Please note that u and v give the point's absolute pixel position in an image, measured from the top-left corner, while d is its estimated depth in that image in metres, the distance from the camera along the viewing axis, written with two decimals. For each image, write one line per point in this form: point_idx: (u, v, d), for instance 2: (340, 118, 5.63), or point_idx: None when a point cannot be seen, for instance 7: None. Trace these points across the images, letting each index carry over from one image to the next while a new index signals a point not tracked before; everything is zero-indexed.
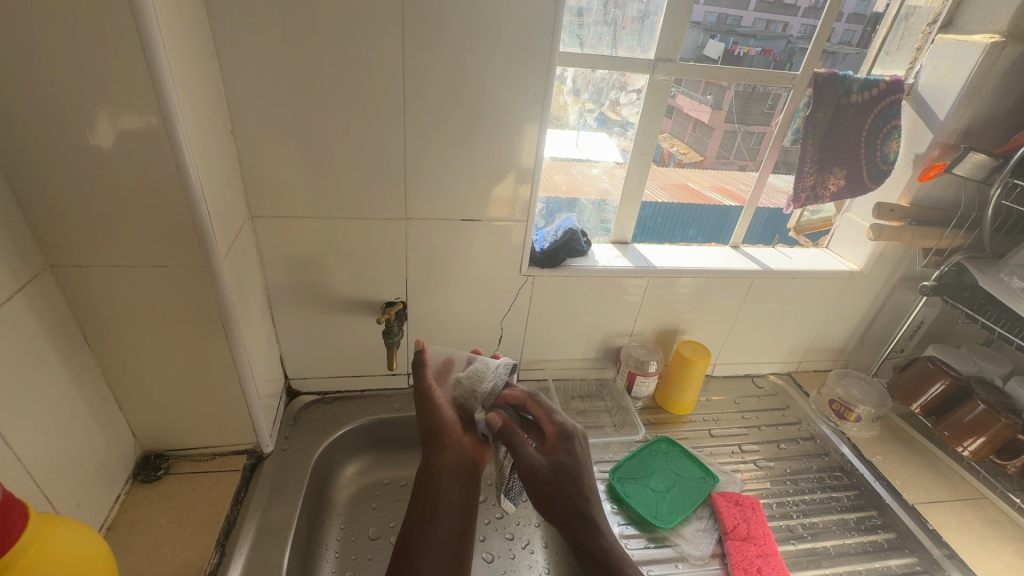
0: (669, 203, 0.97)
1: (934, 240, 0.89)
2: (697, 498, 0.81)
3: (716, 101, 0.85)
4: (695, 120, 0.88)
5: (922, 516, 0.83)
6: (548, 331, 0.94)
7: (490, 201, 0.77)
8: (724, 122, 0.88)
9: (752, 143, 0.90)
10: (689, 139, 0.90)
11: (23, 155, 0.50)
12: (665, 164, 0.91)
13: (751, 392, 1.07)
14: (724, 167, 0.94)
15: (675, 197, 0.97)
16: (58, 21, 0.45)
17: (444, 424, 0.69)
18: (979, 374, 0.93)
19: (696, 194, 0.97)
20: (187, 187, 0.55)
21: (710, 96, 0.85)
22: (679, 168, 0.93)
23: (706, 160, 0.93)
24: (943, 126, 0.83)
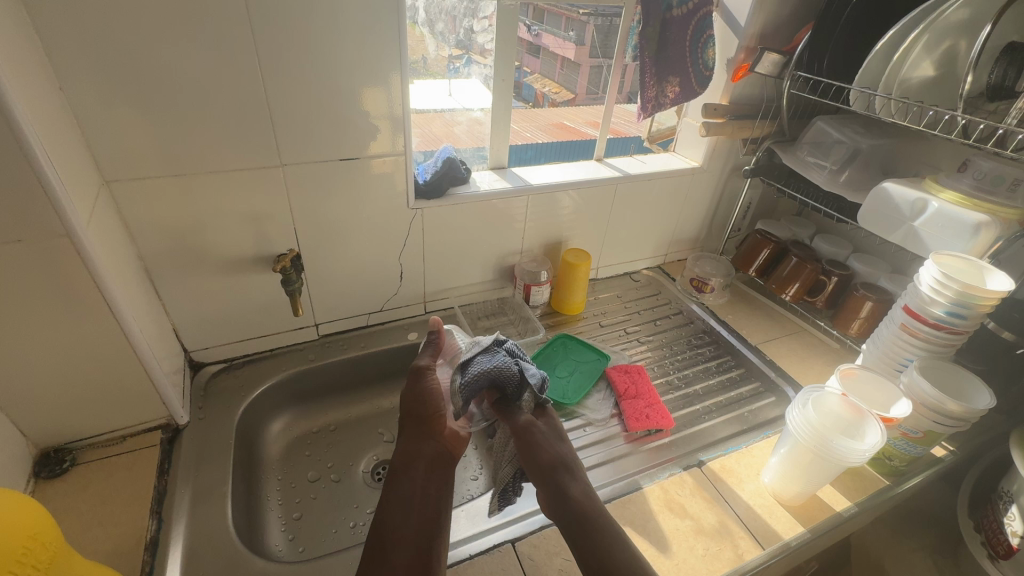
0: (548, 142, 1.09)
1: (750, 130, 1.06)
2: (595, 375, 0.95)
3: (578, 36, 0.97)
4: (562, 59, 0.99)
5: (761, 351, 1.05)
6: (443, 260, 1.00)
7: (366, 138, 0.79)
8: (589, 58, 1.01)
9: (621, 78, 1.04)
10: (558, 78, 1.02)
11: None
12: (541, 104, 1.03)
13: (629, 285, 1.24)
14: (593, 103, 1.08)
15: (554, 135, 1.11)
16: None
17: (432, 410, 0.77)
18: (794, 237, 1.17)
19: (572, 130, 1.12)
20: (25, 150, 0.50)
21: (572, 32, 0.97)
22: (552, 107, 1.05)
23: (577, 97, 1.06)
24: (745, 32, 0.98)
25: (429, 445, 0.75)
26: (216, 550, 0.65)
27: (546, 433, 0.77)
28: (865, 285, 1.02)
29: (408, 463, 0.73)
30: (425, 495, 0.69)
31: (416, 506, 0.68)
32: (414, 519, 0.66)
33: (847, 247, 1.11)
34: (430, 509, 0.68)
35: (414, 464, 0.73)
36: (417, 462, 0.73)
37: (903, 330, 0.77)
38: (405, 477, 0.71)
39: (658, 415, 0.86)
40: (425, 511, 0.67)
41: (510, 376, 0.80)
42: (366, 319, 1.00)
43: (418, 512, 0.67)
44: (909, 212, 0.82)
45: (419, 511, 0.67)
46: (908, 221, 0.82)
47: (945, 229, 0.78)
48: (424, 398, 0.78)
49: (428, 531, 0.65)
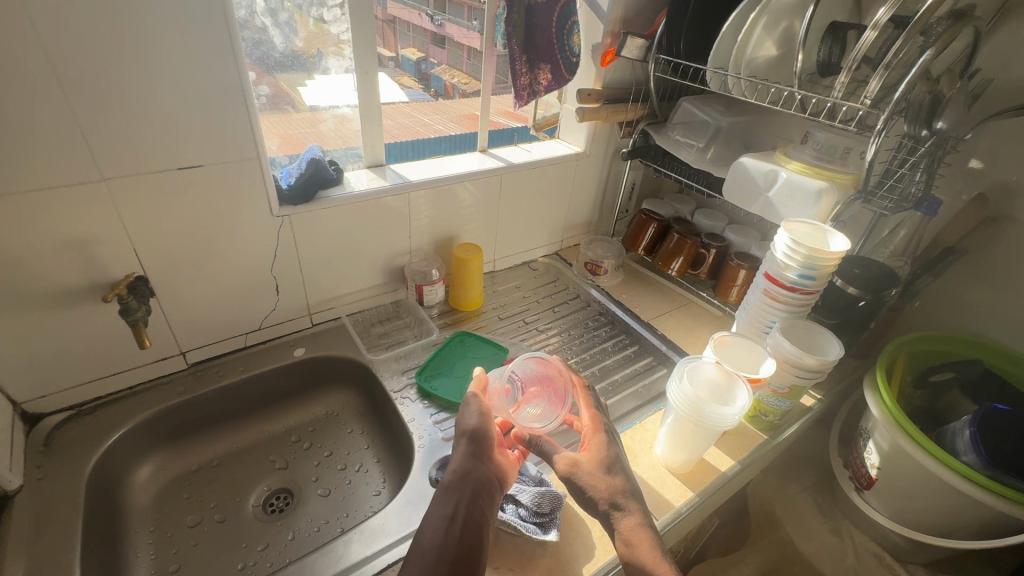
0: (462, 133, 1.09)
1: (625, 113, 1.08)
2: (494, 370, 0.94)
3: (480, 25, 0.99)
4: (469, 48, 1.03)
5: (653, 327, 1.09)
6: (324, 268, 0.94)
7: (206, 143, 0.71)
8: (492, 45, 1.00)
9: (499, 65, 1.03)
10: (466, 70, 1.07)
11: None
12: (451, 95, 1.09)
13: (528, 274, 1.24)
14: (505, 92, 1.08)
15: (468, 127, 1.11)
16: None
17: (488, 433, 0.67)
18: (676, 215, 1.22)
19: (486, 123, 1.12)
20: None
21: (475, 22, 1.00)
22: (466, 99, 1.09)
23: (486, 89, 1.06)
24: (608, 17, 1.00)
25: (481, 467, 0.63)
26: None
27: (619, 503, 0.62)
28: (739, 254, 1.09)
29: (455, 486, 0.61)
30: (470, 522, 0.57)
31: (452, 524, 0.57)
32: (460, 548, 0.54)
33: (722, 220, 1.17)
34: (474, 538, 0.56)
35: (463, 487, 0.60)
36: (461, 484, 0.61)
37: (765, 295, 0.83)
38: (451, 500, 0.59)
39: None
40: (469, 534, 0.56)
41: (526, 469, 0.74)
42: (244, 341, 0.92)
43: (468, 530, 0.56)
44: (764, 183, 0.87)
45: (458, 534, 0.56)
46: (764, 191, 0.88)
47: (796, 197, 0.84)
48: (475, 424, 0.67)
49: (469, 557, 0.54)
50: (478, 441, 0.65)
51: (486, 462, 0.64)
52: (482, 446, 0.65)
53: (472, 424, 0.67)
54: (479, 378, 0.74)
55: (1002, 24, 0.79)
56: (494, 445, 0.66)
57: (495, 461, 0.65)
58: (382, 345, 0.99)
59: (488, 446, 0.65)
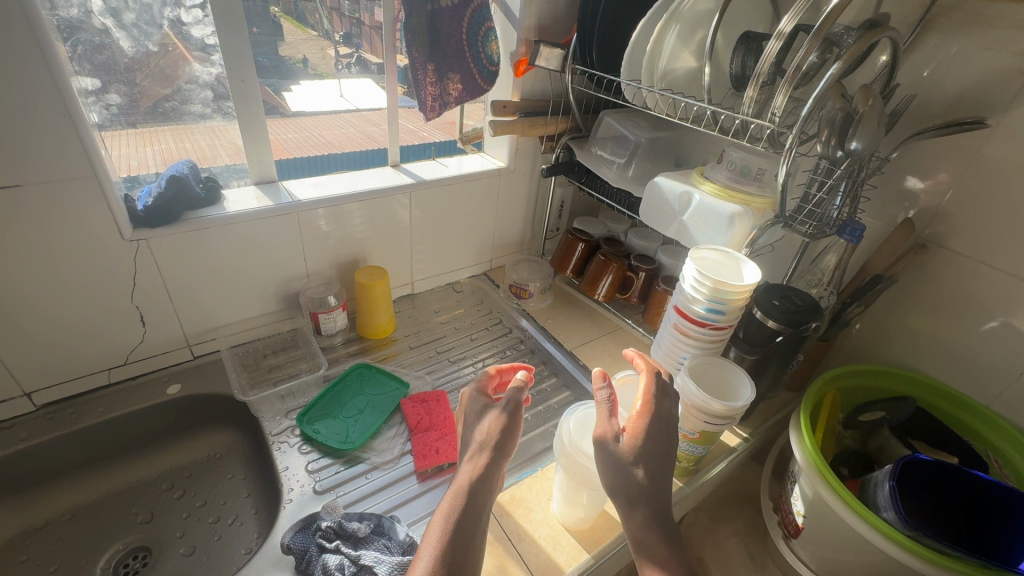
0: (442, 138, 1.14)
1: (543, 127, 1.00)
2: (389, 409, 0.85)
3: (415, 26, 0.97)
4: None
5: (576, 357, 1.01)
6: (202, 297, 0.85)
7: (22, 157, 0.62)
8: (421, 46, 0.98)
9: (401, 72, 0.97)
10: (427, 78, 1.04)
11: None
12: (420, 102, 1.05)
13: (451, 297, 1.16)
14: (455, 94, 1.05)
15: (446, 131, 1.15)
16: None
17: (510, 433, 0.62)
18: (608, 234, 1.15)
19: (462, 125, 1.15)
20: None
21: None
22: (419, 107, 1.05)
23: None
24: (520, 24, 0.92)
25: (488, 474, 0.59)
26: None
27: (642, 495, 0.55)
28: (668, 278, 1.03)
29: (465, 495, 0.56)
30: (467, 536, 0.53)
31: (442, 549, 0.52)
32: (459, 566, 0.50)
33: (655, 240, 1.11)
34: (467, 554, 0.52)
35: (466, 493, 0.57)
36: (470, 488, 0.57)
37: (676, 330, 0.76)
38: (453, 508, 0.55)
39: (449, 448, 0.78)
40: (460, 553, 0.51)
41: (384, 528, 0.65)
42: (107, 378, 0.83)
43: (460, 549, 0.52)
44: (678, 205, 0.80)
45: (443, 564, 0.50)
46: (677, 215, 0.80)
47: (708, 221, 0.77)
48: (505, 421, 0.63)
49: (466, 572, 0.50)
50: (488, 447, 0.60)
51: (488, 466, 0.59)
52: (498, 451, 0.60)
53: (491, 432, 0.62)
54: (468, 394, 0.69)
55: (927, 36, 0.73)
56: (504, 451, 0.61)
57: (502, 466, 0.60)
58: (269, 380, 0.89)
59: (494, 453, 0.60)
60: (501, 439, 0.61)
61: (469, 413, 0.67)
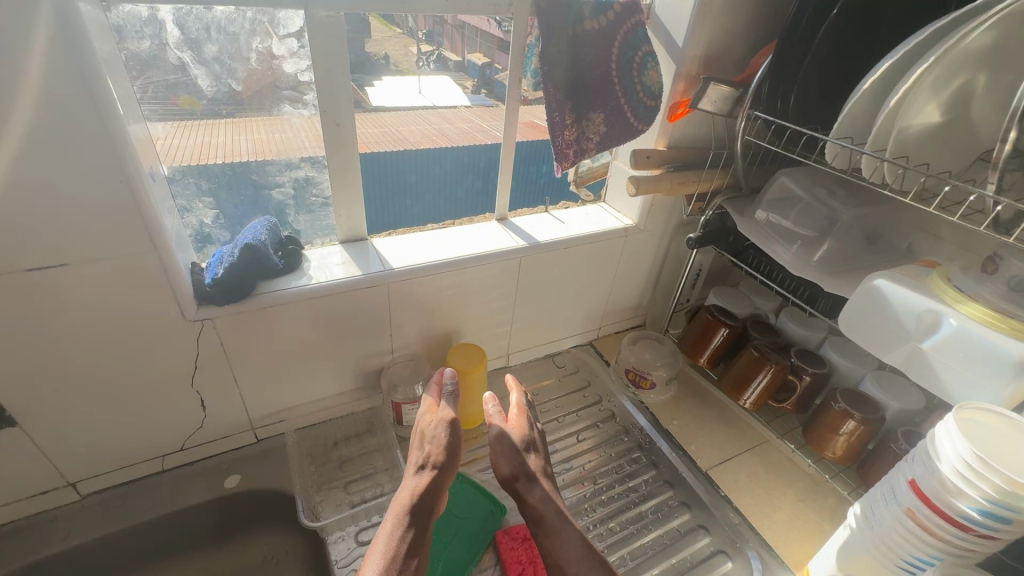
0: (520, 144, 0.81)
1: (694, 184, 0.79)
2: (480, 543, 0.68)
3: None
4: None
5: (714, 483, 0.78)
6: (272, 377, 0.71)
7: (66, 230, 0.48)
8: None
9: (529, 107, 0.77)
10: None
11: None
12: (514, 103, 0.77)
13: (551, 374, 0.96)
14: None
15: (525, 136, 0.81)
16: None
17: (451, 452, 0.67)
18: (754, 313, 0.92)
19: None
20: None
21: None
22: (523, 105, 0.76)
23: None
24: (683, 54, 0.71)
25: (430, 500, 0.63)
26: None
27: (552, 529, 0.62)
28: (847, 392, 0.77)
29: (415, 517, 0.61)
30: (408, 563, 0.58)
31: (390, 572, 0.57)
32: None
33: (822, 330, 0.86)
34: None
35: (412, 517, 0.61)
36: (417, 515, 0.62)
37: (909, 517, 0.52)
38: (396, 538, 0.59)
39: None
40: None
41: None
42: (162, 464, 0.71)
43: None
44: (914, 327, 0.56)
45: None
46: (912, 339, 0.56)
47: (969, 358, 0.52)
48: (450, 439, 0.68)
49: None
50: (432, 468, 0.65)
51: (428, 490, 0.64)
52: (438, 474, 0.65)
53: (437, 451, 0.67)
54: (423, 415, 0.72)
55: None
56: (444, 475, 0.66)
57: (444, 487, 0.66)
58: (339, 481, 0.74)
59: (436, 475, 0.65)
60: (444, 462, 0.66)
61: (421, 435, 0.69)
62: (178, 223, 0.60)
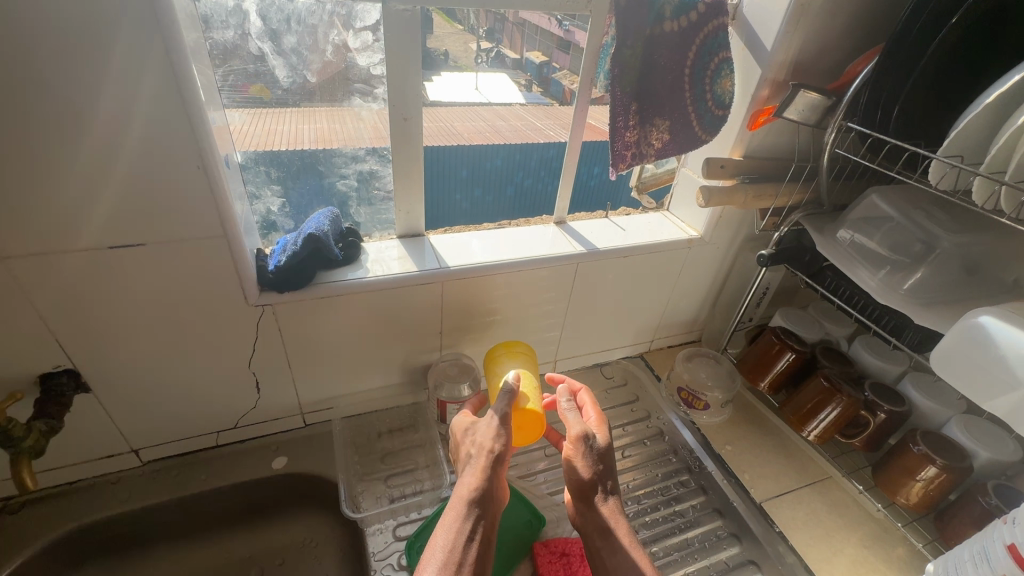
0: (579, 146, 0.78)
1: (771, 198, 0.74)
2: (516, 554, 0.67)
3: None
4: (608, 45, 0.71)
5: (769, 517, 0.73)
6: (325, 365, 0.72)
7: (144, 211, 0.50)
8: None
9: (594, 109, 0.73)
10: None
11: None
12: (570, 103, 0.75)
13: (599, 384, 0.93)
14: None
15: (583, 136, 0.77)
16: None
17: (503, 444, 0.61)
18: (825, 339, 0.86)
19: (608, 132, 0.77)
20: None
21: None
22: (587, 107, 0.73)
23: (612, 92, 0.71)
24: (771, 59, 0.66)
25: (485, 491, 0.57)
26: None
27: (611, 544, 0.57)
28: (929, 434, 0.70)
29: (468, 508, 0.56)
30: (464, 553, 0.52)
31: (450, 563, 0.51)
32: None
33: (902, 363, 0.79)
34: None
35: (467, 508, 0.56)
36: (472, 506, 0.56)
37: None
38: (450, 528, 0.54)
39: None
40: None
41: None
42: (215, 440, 0.73)
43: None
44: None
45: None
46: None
47: None
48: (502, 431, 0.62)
49: None
50: (485, 458, 0.60)
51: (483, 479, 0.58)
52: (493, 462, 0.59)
53: (488, 441, 0.61)
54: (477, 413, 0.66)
55: None
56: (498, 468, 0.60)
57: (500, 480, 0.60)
58: (381, 474, 0.74)
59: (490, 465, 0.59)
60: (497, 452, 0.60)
61: (473, 428, 0.65)
62: (247, 211, 0.62)
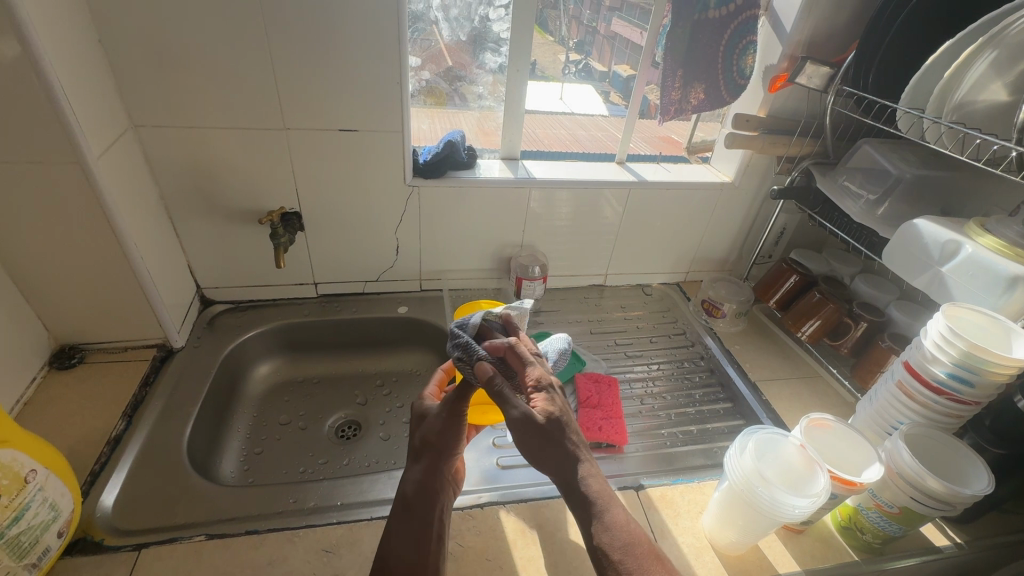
0: (651, 153, 1.13)
1: (784, 147, 0.96)
2: (563, 378, 0.93)
3: None
4: None
5: (759, 390, 0.95)
6: (441, 242, 1.03)
7: (361, 108, 0.83)
8: None
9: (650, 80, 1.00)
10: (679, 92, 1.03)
11: None
12: (650, 116, 1.07)
13: (639, 298, 1.18)
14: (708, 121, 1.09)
15: (658, 148, 1.13)
16: None
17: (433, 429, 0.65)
18: (830, 273, 1.05)
19: (679, 145, 1.14)
20: (54, 97, 0.61)
21: None
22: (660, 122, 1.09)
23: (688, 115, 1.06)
24: (790, 38, 0.89)
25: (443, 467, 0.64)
26: (161, 462, 0.72)
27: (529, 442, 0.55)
28: (896, 336, 0.89)
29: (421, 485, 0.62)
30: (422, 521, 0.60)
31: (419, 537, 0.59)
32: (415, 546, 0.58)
33: (891, 292, 0.97)
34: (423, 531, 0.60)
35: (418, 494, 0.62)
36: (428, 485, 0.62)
37: (900, 388, 0.67)
38: (401, 515, 0.61)
39: (612, 430, 0.82)
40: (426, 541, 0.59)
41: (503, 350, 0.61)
42: (362, 287, 1.06)
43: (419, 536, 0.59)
44: (938, 254, 0.70)
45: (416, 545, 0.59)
46: (935, 265, 0.70)
47: (977, 279, 0.66)
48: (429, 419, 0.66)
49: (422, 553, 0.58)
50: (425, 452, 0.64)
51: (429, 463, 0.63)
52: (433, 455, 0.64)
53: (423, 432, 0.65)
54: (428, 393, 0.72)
55: None
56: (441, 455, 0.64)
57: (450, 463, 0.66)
58: None
59: (429, 455, 0.64)
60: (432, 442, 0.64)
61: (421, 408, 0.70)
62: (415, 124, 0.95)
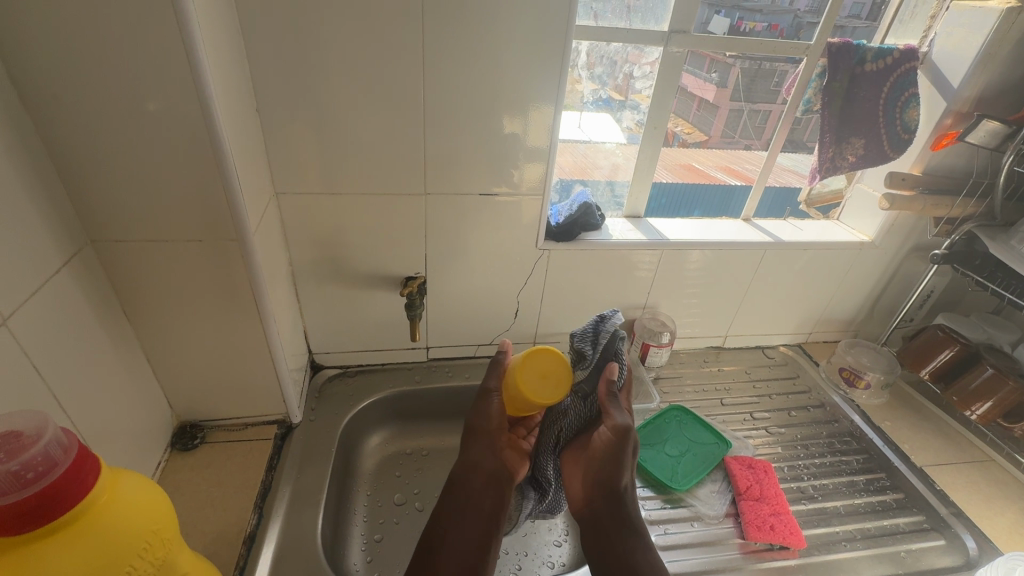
0: (672, 183, 0.99)
1: (946, 209, 0.89)
2: (712, 462, 0.84)
3: (721, 78, 0.86)
4: (699, 99, 0.88)
5: (929, 478, 0.85)
6: (563, 305, 0.97)
7: (504, 173, 0.78)
8: (729, 101, 0.89)
9: (757, 122, 0.92)
10: (693, 120, 0.91)
11: (78, 150, 0.52)
12: (670, 144, 0.91)
13: (762, 362, 1.10)
14: (728, 146, 0.95)
15: (678, 176, 1.00)
16: (118, 28, 0.47)
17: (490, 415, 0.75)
18: (988, 341, 0.94)
19: (701, 174, 1.01)
20: (224, 176, 0.57)
21: (715, 74, 0.86)
22: (681, 148, 0.94)
23: (709, 140, 0.94)
24: (957, 95, 0.83)
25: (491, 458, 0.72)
26: (300, 564, 0.65)
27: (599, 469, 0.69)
28: None
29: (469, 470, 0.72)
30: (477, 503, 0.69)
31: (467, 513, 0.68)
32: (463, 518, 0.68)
33: None
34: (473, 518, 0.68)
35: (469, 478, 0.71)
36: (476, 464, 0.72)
37: None
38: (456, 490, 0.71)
39: (786, 529, 0.73)
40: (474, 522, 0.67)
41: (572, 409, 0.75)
42: (475, 350, 1.00)
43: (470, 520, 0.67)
44: None
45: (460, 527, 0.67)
46: None
47: None
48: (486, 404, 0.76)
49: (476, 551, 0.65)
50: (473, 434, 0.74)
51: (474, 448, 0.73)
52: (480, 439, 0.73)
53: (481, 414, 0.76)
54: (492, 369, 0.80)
55: None
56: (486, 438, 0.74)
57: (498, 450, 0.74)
58: None
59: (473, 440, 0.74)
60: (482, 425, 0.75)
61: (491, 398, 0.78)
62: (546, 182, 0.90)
